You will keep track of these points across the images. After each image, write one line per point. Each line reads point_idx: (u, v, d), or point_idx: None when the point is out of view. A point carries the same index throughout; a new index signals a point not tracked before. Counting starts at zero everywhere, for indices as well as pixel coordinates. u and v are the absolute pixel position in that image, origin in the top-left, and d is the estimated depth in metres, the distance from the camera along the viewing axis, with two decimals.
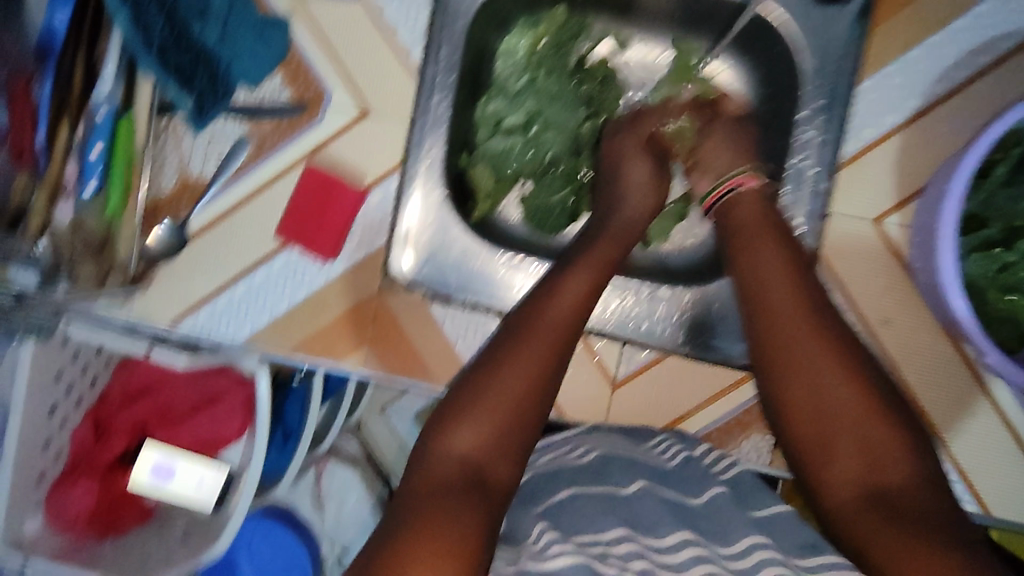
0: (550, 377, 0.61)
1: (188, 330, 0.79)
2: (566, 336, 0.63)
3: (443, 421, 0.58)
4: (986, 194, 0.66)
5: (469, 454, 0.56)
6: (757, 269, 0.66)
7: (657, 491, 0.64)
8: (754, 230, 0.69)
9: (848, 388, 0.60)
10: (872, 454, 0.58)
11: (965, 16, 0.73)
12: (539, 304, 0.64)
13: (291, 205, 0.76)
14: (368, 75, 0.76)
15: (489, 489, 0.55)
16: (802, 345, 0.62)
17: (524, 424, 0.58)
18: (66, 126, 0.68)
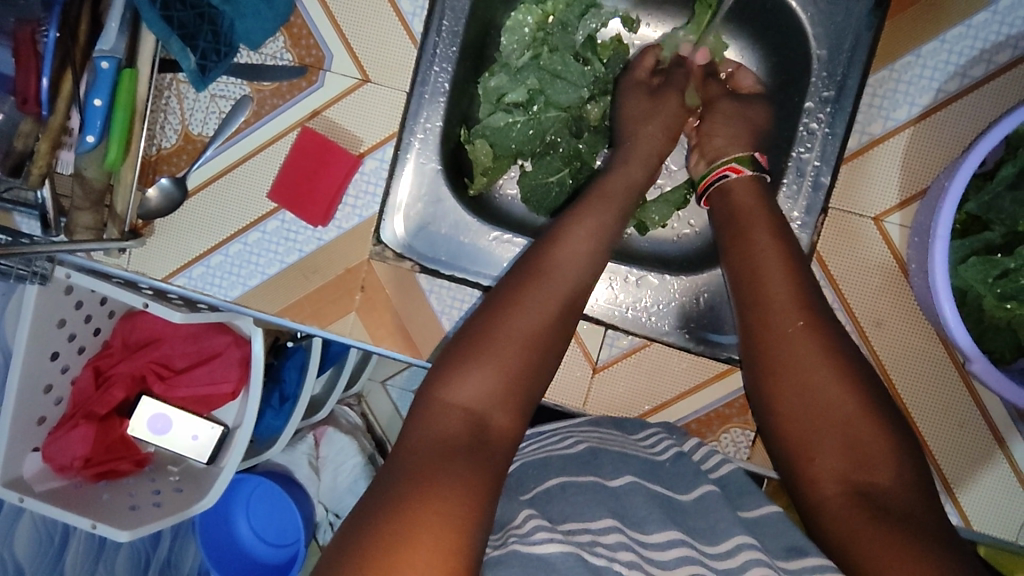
0: (553, 332, 0.62)
1: (182, 286, 0.80)
2: (570, 295, 0.64)
3: (449, 372, 0.58)
4: (990, 195, 0.63)
5: (473, 407, 0.57)
6: (754, 261, 0.65)
7: (646, 485, 0.62)
8: (748, 223, 0.68)
9: (837, 387, 0.59)
10: (858, 453, 0.57)
11: (986, 10, 0.70)
12: (551, 266, 0.64)
13: (285, 170, 0.77)
14: (369, 41, 0.76)
15: (492, 443, 0.56)
16: (792, 339, 0.61)
17: (528, 381, 0.59)
18: (70, 77, 0.69)
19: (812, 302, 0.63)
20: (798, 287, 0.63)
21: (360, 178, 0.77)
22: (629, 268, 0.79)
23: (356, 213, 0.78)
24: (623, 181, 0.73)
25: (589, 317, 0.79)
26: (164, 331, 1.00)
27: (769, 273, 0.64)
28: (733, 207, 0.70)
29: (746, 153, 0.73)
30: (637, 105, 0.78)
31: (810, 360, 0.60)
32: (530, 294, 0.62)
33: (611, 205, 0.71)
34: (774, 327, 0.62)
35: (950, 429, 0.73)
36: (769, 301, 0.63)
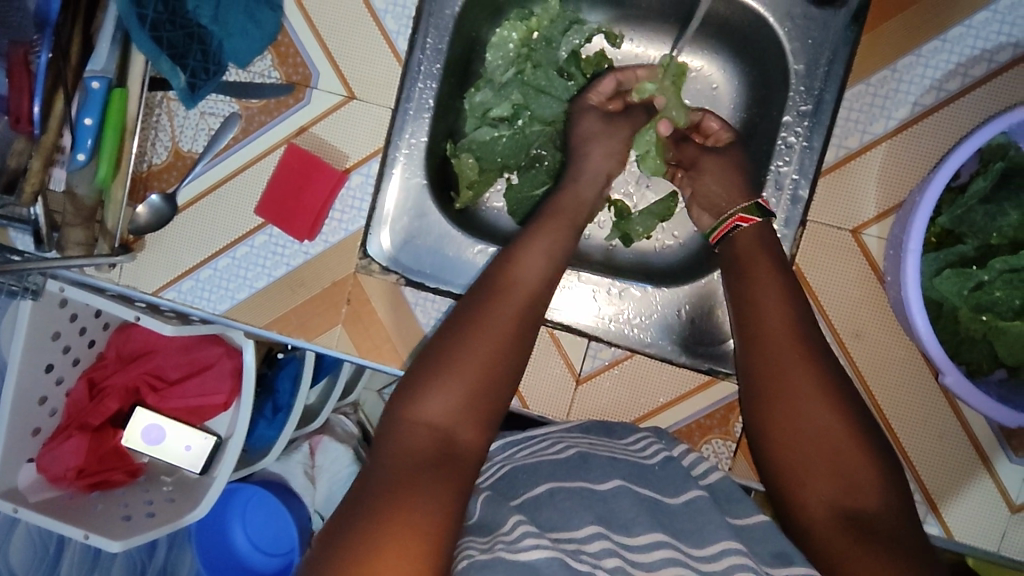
0: (517, 345, 0.62)
1: (174, 299, 0.81)
2: (531, 308, 0.65)
3: (414, 390, 0.59)
4: (963, 208, 0.64)
5: (438, 423, 0.57)
6: (753, 290, 0.66)
7: (633, 490, 0.62)
8: (749, 262, 0.68)
9: (820, 404, 0.60)
10: (845, 479, 0.58)
11: (961, 24, 0.70)
12: (509, 284, 0.66)
13: (273, 182, 0.78)
14: (355, 60, 0.77)
15: (459, 457, 0.57)
16: (792, 371, 0.61)
17: (494, 393, 0.60)
18: (61, 98, 0.71)
19: (802, 328, 0.64)
20: (795, 319, 0.64)
21: (346, 193, 0.79)
22: (612, 280, 0.80)
23: (342, 227, 0.79)
24: (573, 201, 0.75)
25: (571, 328, 0.80)
26: (158, 343, 1.02)
27: (765, 301, 0.65)
28: (736, 250, 0.71)
29: (751, 201, 0.72)
30: (597, 123, 0.79)
31: (805, 392, 0.61)
32: (489, 309, 0.63)
33: (564, 220, 0.73)
34: (771, 355, 0.63)
35: (929, 439, 0.74)
36: (769, 333, 0.63)
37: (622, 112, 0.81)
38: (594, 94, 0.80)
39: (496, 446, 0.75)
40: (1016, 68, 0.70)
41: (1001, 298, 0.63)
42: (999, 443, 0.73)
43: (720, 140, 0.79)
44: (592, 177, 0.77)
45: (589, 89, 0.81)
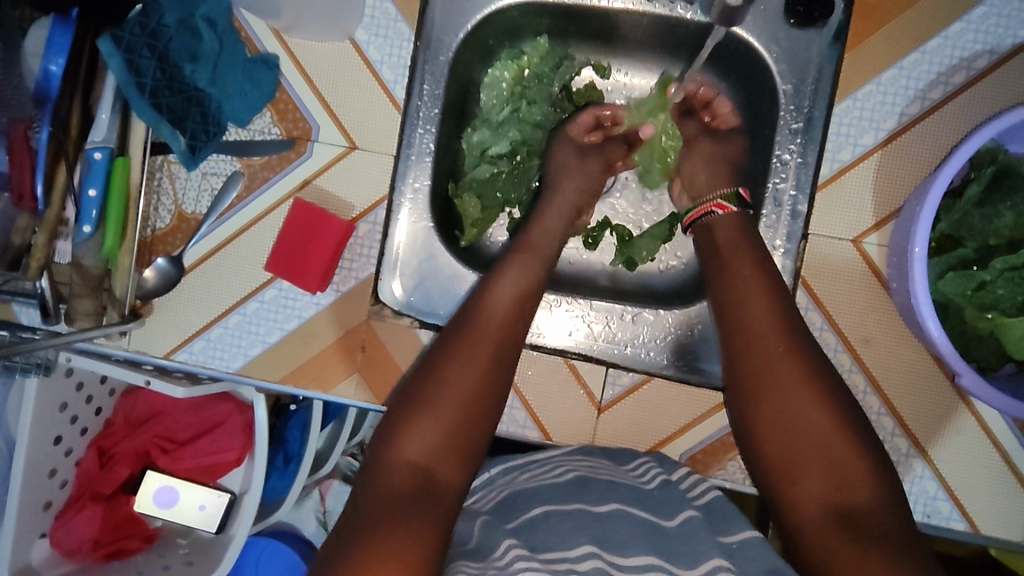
0: (495, 372, 0.65)
1: (184, 360, 0.81)
2: (508, 335, 0.67)
3: (393, 432, 0.61)
4: (960, 213, 0.67)
5: (419, 454, 0.60)
6: (736, 289, 0.68)
7: (629, 512, 0.64)
8: (731, 257, 0.70)
9: (815, 408, 0.61)
10: (837, 474, 0.58)
11: (938, 35, 0.73)
12: (483, 321, 0.67)
13: (280, 240, 0.78)
14: (354, 111, 0.78)
15: (439, 495, 0.58)
16: (779, 365, 0.63)
17: (469, 432, 0.62)
18: (64, 169, 0.71)
19: (790, 325, 0.65)
20: (783, 318, 0.65)
21: (355, 243, 0.79)
22: (623, 306, 0.82)
23: (353, 275, 0.79)
24: (542, 235, 0.77)
25: (589, 357, 0.81)
26: (167, 405, 1.00)
27: (750, 298, 0.66)
28: (716, 241, 0.72)
29: (732, 190, 0.75)
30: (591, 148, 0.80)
31: (784, 384, 0.62)
32: (464, 348, 0.65)
33: (535, 254, 0.74)
34: (755, 355, 0.64)
35: (946, 436, 0.76)
36: (754, 331, 0.65)
37: (599, 143, 0.83)
38: (575, 126, 0.83)
39: (494, 471, 0.76)
40: (996, 73, 0.73)
41: (1005, 296, 0.65)
42: (1017, 437, 0.75)
43: (725, 123, 0.81)
44: (565, 209, 0.79)
45: (570, 122, 0.84)
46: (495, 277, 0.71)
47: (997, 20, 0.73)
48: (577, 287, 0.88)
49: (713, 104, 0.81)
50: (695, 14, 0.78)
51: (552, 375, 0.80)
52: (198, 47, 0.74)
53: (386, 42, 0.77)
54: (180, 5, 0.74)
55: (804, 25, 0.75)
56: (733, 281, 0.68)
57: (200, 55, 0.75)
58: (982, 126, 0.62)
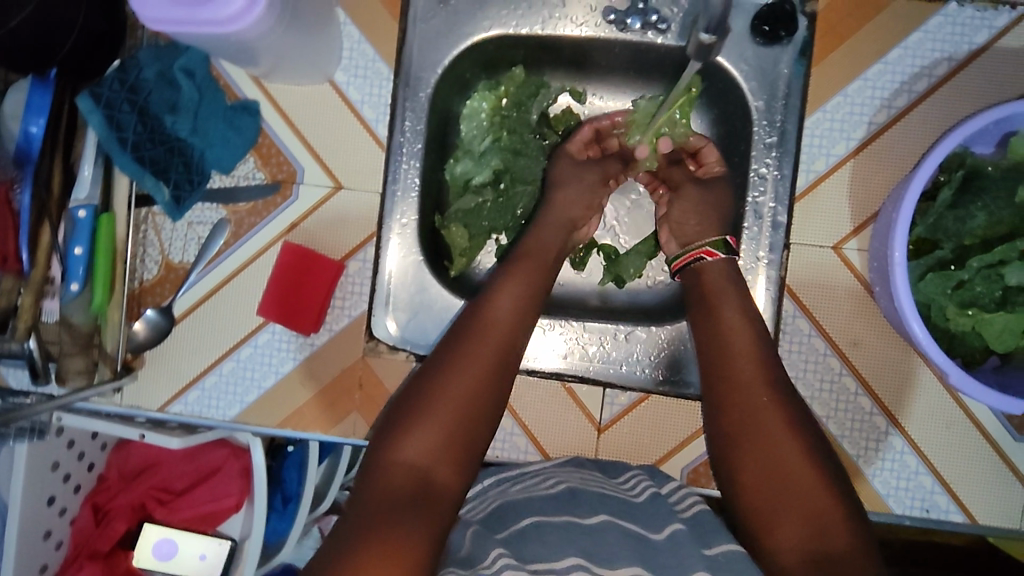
0: (495, 379, 0.65)
1: (180, 412, 0.80)
2: (508, 342, 0.68)
3: (393, 435, 0.61)
4: (934, 217, 0.70)
5: (417, 458, 0.59)
6: (719, 327, 0.71)
7: (619, 525, 0.62)
8: (716, 299, 0.73)
9: (796, 456, 0.62)
10: (815, 520, 0.59)
11: (897, 46, 0.76)
12: (483, 329, 0.67)
13: (272, 285, 0.78)
14: (339, 153, 0.79)
15: (437, 498, 0.58)
16: (750, 389, 0.66)
17: (469, 437, 0.62)
18: (48, 228, 0.71)
19: (772, 357, 0.68)
20: (761, 348, 0.68)
21: (346, 281, 0.79)
22: (616, 325, 0.82)
23: (345, 313, 0.79)
24: (538, 247, 0.77)
25: (586, 379, 0.81)
26: (161, 455, 0.99)
27: (736, 334, 0.70)
28: (702, 284, 0.75)
29: (719, 237, 0.76)
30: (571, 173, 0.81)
31: (764, 413, 0.65)
32: (464, 355, 0.65)
33: (538, 266, 0.75)
34: (732, 379, 0.67)
35: (938, 431, 0.77)
36: (733, 360, 0.68)
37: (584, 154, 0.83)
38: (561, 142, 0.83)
39: (486, 483, 0.74)
40: (955, 79, 0.76)
41: (982, 292, 0.68)
42: (1005, 427, 0.77)
43: (710, 173, 0.80)
44: (563, 218, 0.79)
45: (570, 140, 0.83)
46: (496, 286, 0.72)
47: (952, 29, 0.76)
48: (567, 308, 0.89)
49: (700, 154, 0.81)
50: (666, 39, 0.80)
51: (550, 398, 0.81)
52: (177, 97, 0.75)
53: (365, 82, 0.79)
54: (157, 60, 0.74)
55: (770, 43, 0.77)
56: (716, 321, 0.71)
57: (180, 106, 0.75)
58: (950, 131, 0.65)
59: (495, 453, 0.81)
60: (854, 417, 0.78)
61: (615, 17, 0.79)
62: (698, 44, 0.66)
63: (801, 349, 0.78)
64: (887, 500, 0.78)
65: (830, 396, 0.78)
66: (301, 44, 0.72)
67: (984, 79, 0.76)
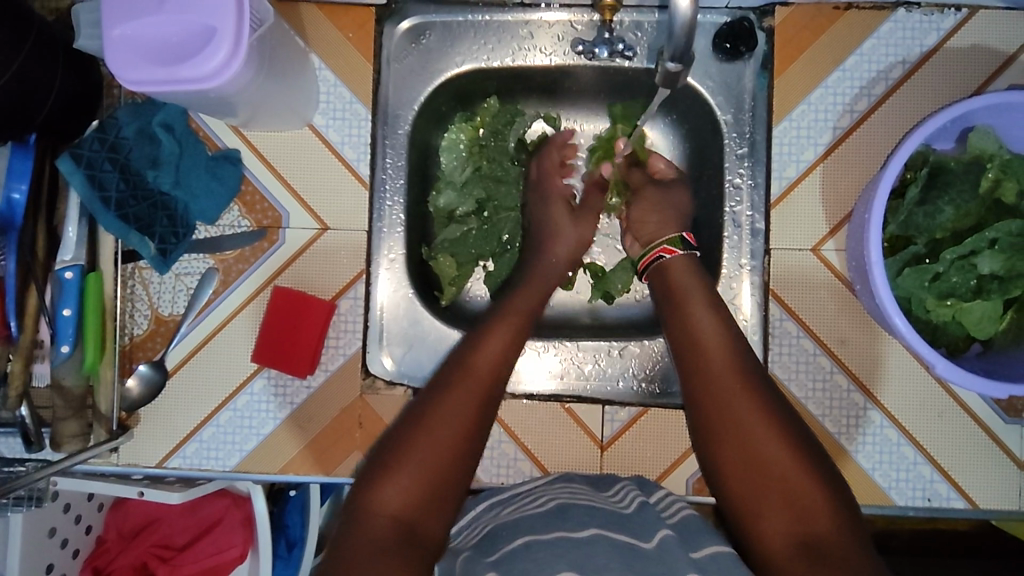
0: (481, 417, 0.66)
1: (178, 466, 0.79)
2: (494, 379, 0.68)
3: (376, 480, 0.61)
4: (905, 214, 0.72)
5: (400, 502, 0.60)
6: (689, 321, 0.72)
7: (609, 536, 0.61)
8: (682, 296, 0.73)
9: (773, 445, 0.63)
10: (798, 510, 0.60)
11: (853, 54, 0.80)
12: (465, 372, 0.68)
13: (264, 330, 0.78)
14: (321, 194, 0.80)
15: (421, 542, 0.58)
16: (735, 402, 0.65)
17: (452, 478, 0.62)
18: (34, 291, 0.70)
19: (738, 348, 0.69)
20: (732, 346, 0.69)
21: (339, 320, 0.79)
22: (610, 342, 0.84)
23: (340, 352, 0.79)
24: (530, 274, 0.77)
25: (583, 398, 0.82)
26: (160, 511, 0.97)
27: (703, 327, 0.71)
28: (670, 282, 0.75)
29: (677, 234, 0.78)
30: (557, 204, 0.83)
31: (736, 409, 0.65)
32: (450, 395, 0.66)
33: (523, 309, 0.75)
34: (703, 373, 0.68)
35: (931, 420, 0.79)
36: (705, 354, 0.69)
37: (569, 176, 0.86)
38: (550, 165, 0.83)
39: (480, 508, 0.74)
40: (912, 80, 0.79)
41: (958, 283, 0.70)
42: (995, 412, 0.79)
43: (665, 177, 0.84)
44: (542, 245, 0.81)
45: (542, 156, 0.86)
46: (485, 328, 0.73)
47: (903, 35, 0.80)
48: (560, 330, 0.89)
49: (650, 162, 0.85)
50: (634, 63, 0.82)
51: (550, 420, 0.81)
52: (158, 152, 0.75)
53: (342, 124, 0.81)
54: (137, 116, 0.76)
55: (732, 59, 0.80)
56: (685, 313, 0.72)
57: (161, 159, 0.75)
58: (908, 136, 0.67)
59: (500, 480, 0.81)
60: (848, 412, 0.79)
61: (583, 48, 0.82)
62: (664, 75, 0.63)
63: (790, 352, 0.80)
64: (887, 493, 0.79)
65: (824, 394, 0.79)
66: (278, 92, 0.74)
67: (939, 78, 0.79)
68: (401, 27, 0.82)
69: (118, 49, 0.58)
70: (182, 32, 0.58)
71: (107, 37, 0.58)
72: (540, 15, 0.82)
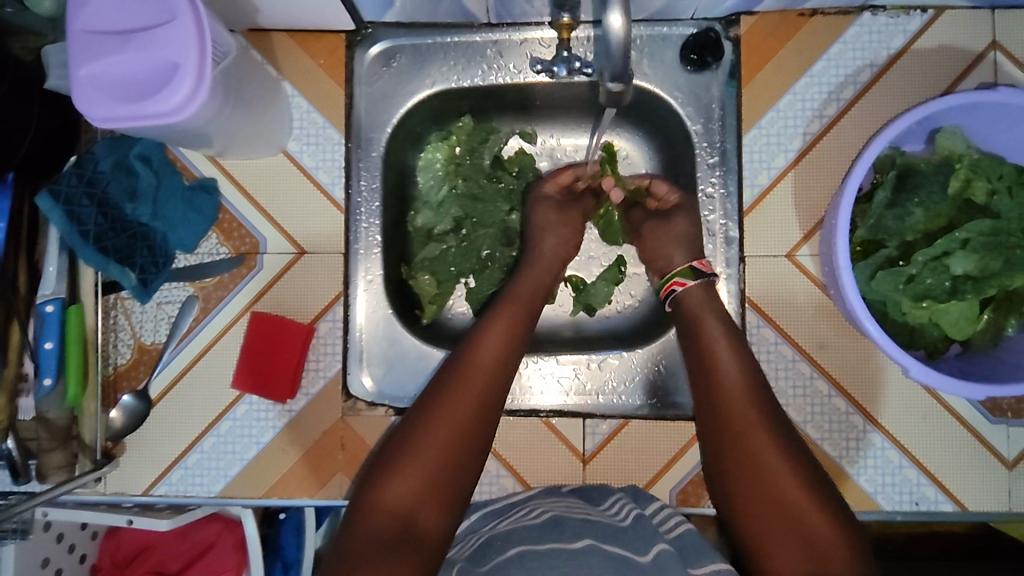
0: (481, 419, 0.65)
1: (164, 493, 0.80)
2: (492, 377, 0.67)
3: (377, 481, 0.62)
4: (875, 219, 0.72)
5: (398, 506, 0.60)
6: (705, 344, 0.69)
7: (603, 548, 0.61)
8: (697, 319, 0.71)
9: (790, 480, 0.61)
10: (809, 545, 0.58)
11: (820, 59, 0.80)
12: (466, 372, 0.66)
13: (244, 356, 0.79)
14: (298, 220, 0.81)
15: (419, 541, 0.59)
16: (750, 429, 0.64)
17: (451, 478, 0.62)
18: (17, 327, 0.73)
19: (755, 372, 0.67)
20: (749, 371, 0.67)
21: (318, 343, 0.80)
22: (589, 354, 0.83)
23: (321, 374, 0.80)
24: (528, 287, 0.77)
25: (564, 411, 0.82)
26: (156, 538, 0.97)
27: (722, 352, 0.68)
28: (683, 310, 0.73)
29: (687, 265, 0.75)
30: (544, 215, 0.82)
31: (750, 433, 0.64)
32: (448, 399, 0.65)
33: (520, 307, 0.74)
34: (717, 398, 0.66)
35: (915, 422, 0.79)
36: (722, 380, 0.67)
37: (569, 201, 0.84)
38: (551, 182, 0.83)
39: (473, 518, 0.75)
40: (881, 83, 0.80)
41: (933, 284, 0.69)
42: (980, 411, 0.78)
43: (668, 204, 0.80)
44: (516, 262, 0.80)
45: (550, 175, 0.84)
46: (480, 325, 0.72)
47: (870, 38, 0.80)
48: (542, 345, 0.89)
49: (653, 189, 0.81)
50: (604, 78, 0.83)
51: (532, 435, 0.81)
52: (135, 185, 0.77)
53: (317, 149, 0.82)
54: (113, 151, 0.77)
55: (700, 70, 0.81)
56: (701, 338, 0.70)
57: (139, 192, 0.77)
58: (879, 133, 0.66)
59: (484, 497, 0.81)
60: (862, 452, 0.79)
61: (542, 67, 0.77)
62: (607, 93, 0.62)
63: (770, 359, 0.79)
64: (875, 498, 0.79)
65: (804, 401, 0.79)
66: (250, 122, 0.75)
67: (907, 80, 0.79)
68: (372, 52, 0.83)
69: (85, 89, 0.59)
70: (146, 71, 0.59)
71: (75, 77, 0.59)
72: (508, 35, 0.83)
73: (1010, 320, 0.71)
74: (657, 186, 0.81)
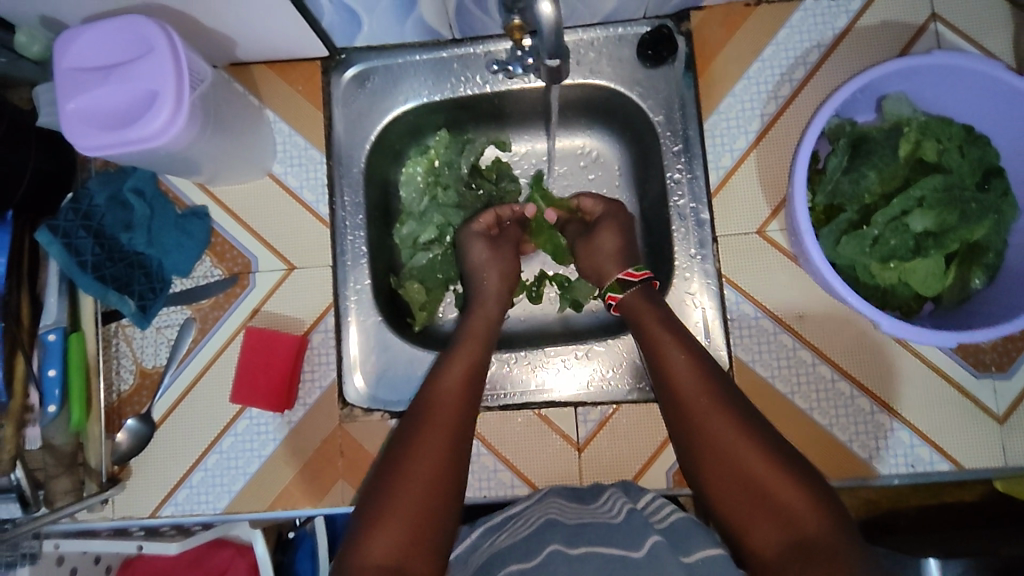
0: (453, 453, 0.65)
1: (171, 515, 0.81)
2: (456, 411, 0.68)
3: (359, 535, 0.61)
4: (832, 184, 0.75)
5: (385, 558, 0.58)
6: (658, 352, 0.72)
7: (599, 552, 0.61)
8: (642, 325, 0.75)
9: (756, 458, 0.63)
10: (784, 517, 0.60)
11: (770, 44, 0.84)
12: (432, 413, 0.68)
13: (241, 367, 0.81)
14: (286, 239, 0.85)
15: None
16: (709, 420, 0.65)
17: (433, 517, 0.61)
18: (22, 357, 0.76)
19: (706, 363, 0.70)
20: (701, 366, 0.69)
21: (312, 353, 0.83)
22: (576, 344, 0.85)
23: (317, 384, 0.82)
24: (482, 322, 0.79)
25: (556, 402, 0.84)
26: (165, 567, 0.90)
27: (672, 357, 0.71)
28: (627, 311, 0.77)
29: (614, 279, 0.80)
30: (480, 251, 0.85)
31: (710, 420, 0.66)
32: (417, 440, 0.65)
33: (478, 341, 0.76)
34: (675, 399, 0.69)
35: (901, 383, 0.80)
36: (677, 382, 0.69)
37: (499, 235, 0.88)
38: (478, 223, 0.87)
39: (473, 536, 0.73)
40: (830, 60, 0.84)
41: (898, 244, 0.72)
42: (961, 365, 0.80)
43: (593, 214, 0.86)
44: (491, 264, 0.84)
45: (473, 219, 0.88)
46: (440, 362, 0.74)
47: (814, 21, 0.84)
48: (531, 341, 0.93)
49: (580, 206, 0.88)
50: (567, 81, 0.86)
51: (526, 429, 0.83)
52: (131, 216, 0.80)
53: (301, 169, 0.86)
54: (107, 185, 0.81)
55: (657, 65, 0.85)
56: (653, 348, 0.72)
57: (134, 222, 0.80)
58: (822, 104, 0.70)
59: (484, 493, 0.82)
60: (856, 419, 0.80)
61: (499, 67, 0.82)
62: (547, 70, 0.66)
63: (751, 334, 0.82)
64: (871, 464, 0.79)
65: (789, 371, 0.81)
66: (233, 148, 0.79)
67: (854, 55, 0.83)
68: (346, 75, 0.87)
69: (74, 122, 0.64)
70: (128, 100, 0.64)
71: (63, 112, 0.63)
72: (472, 49, 0.87)
73: (975, 273, 0.74)
74: (585, 201, 0.87)
